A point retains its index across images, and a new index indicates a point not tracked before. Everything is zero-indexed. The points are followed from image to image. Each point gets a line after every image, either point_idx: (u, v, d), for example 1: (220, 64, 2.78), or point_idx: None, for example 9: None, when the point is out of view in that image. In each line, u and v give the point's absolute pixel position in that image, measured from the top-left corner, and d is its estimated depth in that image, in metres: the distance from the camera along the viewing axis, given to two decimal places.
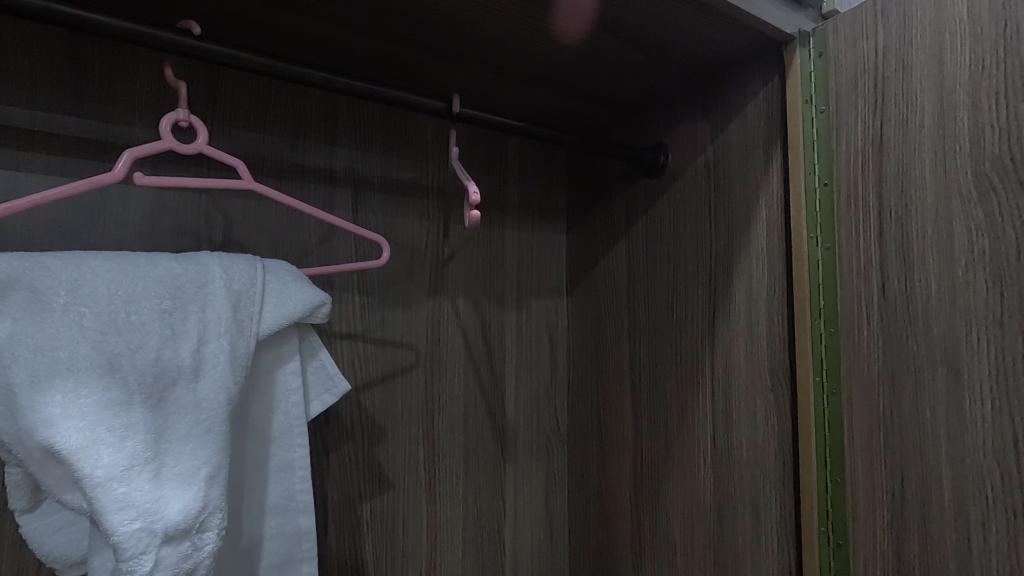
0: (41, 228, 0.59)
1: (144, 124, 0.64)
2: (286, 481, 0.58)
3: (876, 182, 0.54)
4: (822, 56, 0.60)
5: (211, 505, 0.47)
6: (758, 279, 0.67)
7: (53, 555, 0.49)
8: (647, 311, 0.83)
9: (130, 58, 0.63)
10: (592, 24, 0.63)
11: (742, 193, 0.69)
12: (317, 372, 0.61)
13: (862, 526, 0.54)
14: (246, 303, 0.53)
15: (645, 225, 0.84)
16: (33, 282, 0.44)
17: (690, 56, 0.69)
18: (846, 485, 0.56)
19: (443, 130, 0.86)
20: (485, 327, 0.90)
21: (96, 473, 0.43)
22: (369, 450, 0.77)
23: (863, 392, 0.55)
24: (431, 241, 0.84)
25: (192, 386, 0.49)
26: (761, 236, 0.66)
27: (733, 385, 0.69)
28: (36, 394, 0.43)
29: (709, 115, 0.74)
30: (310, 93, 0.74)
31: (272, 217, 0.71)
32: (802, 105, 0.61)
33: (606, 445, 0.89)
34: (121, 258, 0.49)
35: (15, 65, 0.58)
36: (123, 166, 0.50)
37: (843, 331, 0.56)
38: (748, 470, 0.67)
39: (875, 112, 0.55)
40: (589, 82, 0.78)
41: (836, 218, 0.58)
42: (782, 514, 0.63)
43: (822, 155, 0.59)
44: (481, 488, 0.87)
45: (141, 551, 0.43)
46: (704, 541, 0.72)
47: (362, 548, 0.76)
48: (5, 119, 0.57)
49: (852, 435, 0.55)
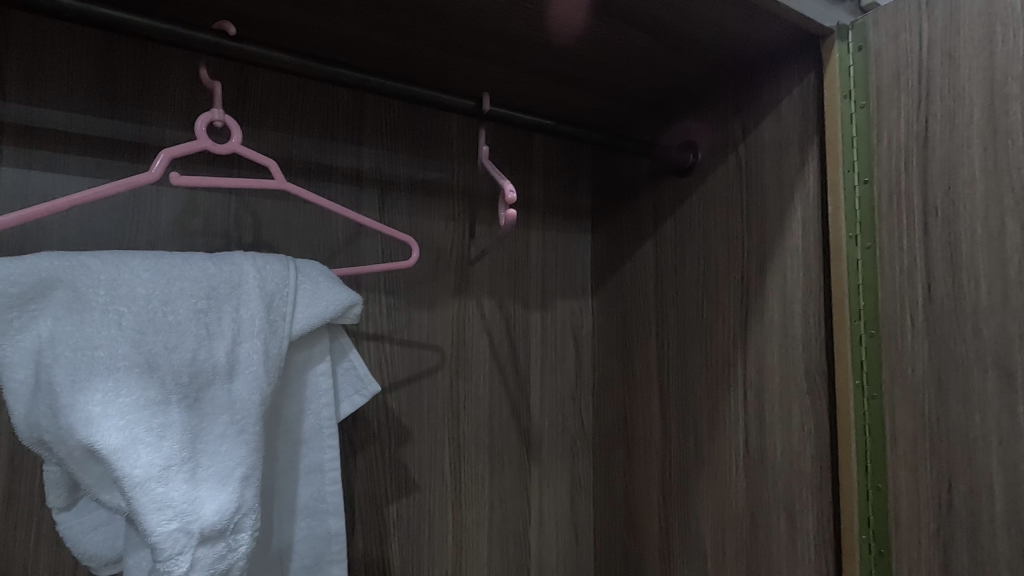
0: (77, 229, 0.59)
1: (176, 126, 0.64)
2: (316, 482, 0.58)
3: (920, 179, 0.53)
4: (861, 49, 0.58)
5: (245, 506, 0.47)
6: (792, 280, 0.65)
7: (89, 554, 0.49)
8: (676, 311, 0.82)
9: (163, 60, 0.64)
10: (623, 22, 0.62)
11: (776, 191, 0.67)
12: (347, 373, 0.61)
13: (906, 536, 0.52)
14: (279, 303, 0.53)
15: (673, 226, 0.83)
16: (73, 282, 0.45)
17: (723, 52, 0.68)
18: (888, 492, 0.54)
19: (468, 129, 0.85)
20: (510, 328, 0.89)
21: (135, 473, 0.43)
22: (395, 451, 0.77)
23: (906, 397, 0.53)
24: (456, 241, 0.84)
25: (226, 386, 0.49)
26: (796, 236, 0.64)
27: (767, 389, 0.68)
28: (76, 392, 0.43)
29: (742, 112, 0.72)
30: (338, 93, 0.74)
31: (301, 217, 0.71)
32: (841, 100, 0.59)
33: (633, 447, 0.88)
34: (157, 257, 0.49)
35: (52, 67, 0.59)
36: (159, 166, 0.51)
37: (884, 334, 0.55)
38: (783, 475, 0.65)
39: (919, 107, 0.53)
40: (618, 80, 0.77)
41: (876, 217, 0.56)
42: (819, 522, 0.61)
43: (861, 152, 0.57)
44: (506, 491, 0.87)
45: (178, 551, 0.43)
46: (736, 548, 0.71)
47: (388, 549, 0.76)
48: (43, 122, 0.58)
49: (895, 441, 0.53)
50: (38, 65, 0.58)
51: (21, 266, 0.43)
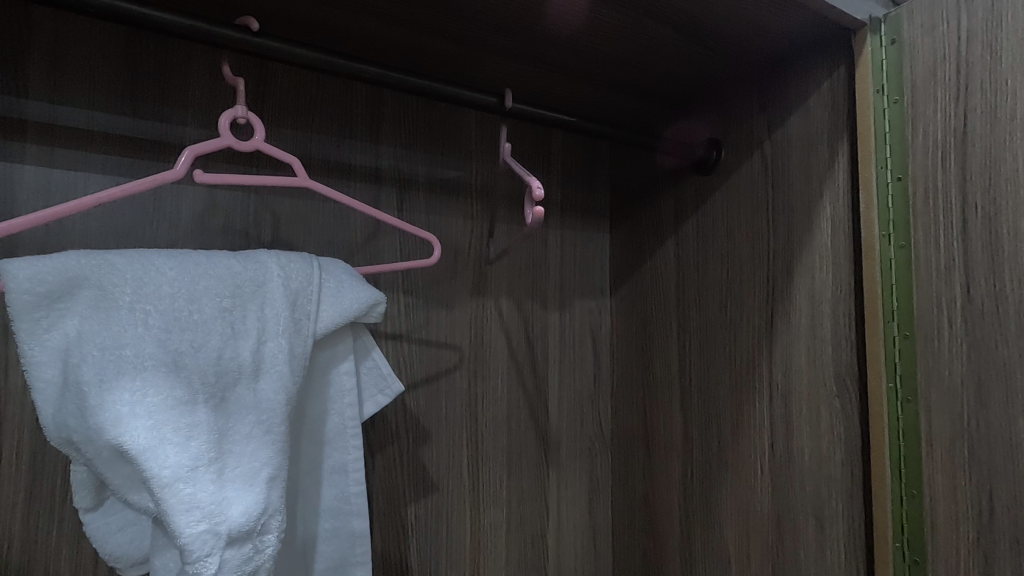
0: (100, 227, 0.59)
1: (197, 124, 0.64)
2: (340, 483, 0.57)
3: (958, 176, 0.51)
4: (895, 42, 0.57)
5: (272, 507, 0.47)
6: (821, 279, 0.63)
7: (115, 555, 0.49)
8: (698, 311, 0.80)
9: (184, 58, 0.63)
10: (648, 16, 0.61)
11: (803, 189, 0.66)
12: (370, 372, 0.61)
13: (944, 543, 0.51)
14: (304, 302, 0.53)
15: (695, 225, 0.81)
16: (100, 280, 0.44)
17: (749, 46, 0.67)
18: (924, 498, 0.52)
19: (487, 127, 0.85)
20: (528, 328, 0.88)
21: (164, 473, 0.42)
22: (413, 452, 0.76)
23: (943, 401, 0.51)
24: (475, 240, 0.83)
25: (252, 386, 0.49)
26: (825, 235, 0.63)
27: (794, 390, 0.66)
28: (104, 392, 0.43)
29: (768, 109, 0.71)
30: (358, 91, 0.74)
31: (321, 215, 0.71)
32: (873, 95, 0.58)
33: (653, 449, 0.87)
34: (182, 255, 0.49)
35: (74, 64, 0.58)
36: (184, 163, 0.50)
37: (920, 335, 0.53)
38: (811, 480, 0.64)
39: (957, 101, 0.51)
40: (640, 77, 0.76)
41: (911, 214, 0.54)
42: (850, 527, 0.59)
43: (894, 148, 0.56)
44: (524, 492, 0.86)
45: (207, 552, 0.43)
46: (761, 553, 0.70)
47: (407, 551, 0.75)
48: (65, 120, 0.58)
49: (931, 445, 0.52)
50: (60, 62, 0.58)
51: (49, 265, 0.43)
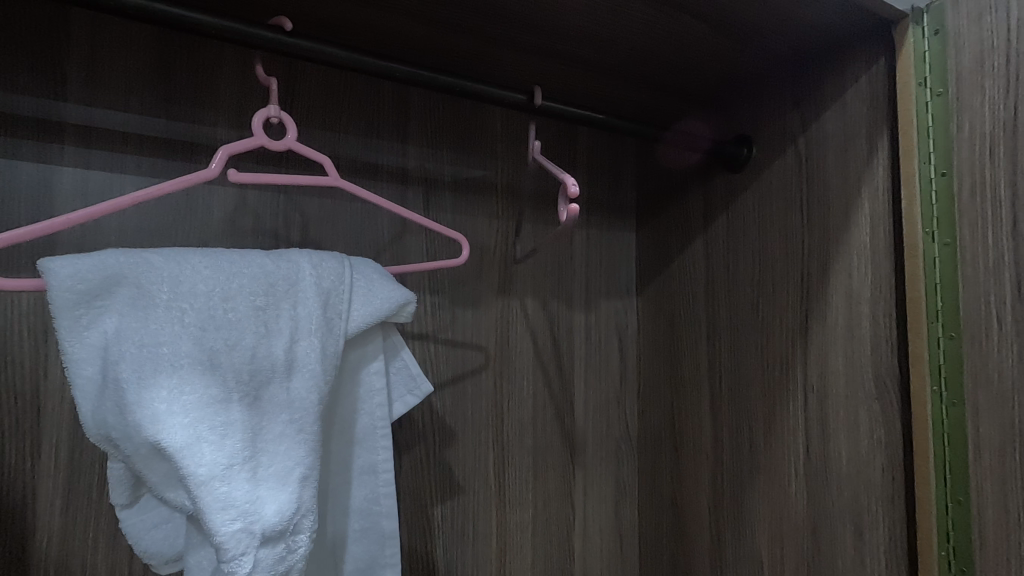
0: (134, 228, 0.60)
1: (229, 125, 0.65)
2: (370, 484, 0.57)
3: (1008, 169, 0.49)
4: (938, 33, 0.54)
5: (304, 507, 0.47)
6: (859, 279, 0.62)
7: (150, 551, 0.49)
8: (729, 311, 0.79)
9: (215, 59, 0.64)
10: (679, 10, 0.60)
11: (840, 186, 0.64)
12: (400, 372, 0.60)
13: (993, 553, 0.49)
14: (335, 301, 0.53)
15: (726, 222, 0.80)
16: (138, 279, 0.45)
17: (784, 40, 0.65)
18: (971, 506, 0.50)
19: (513, 126, 0.84)
20: (554, 329, 0.87)
21: (199, 471, 0.42)
22: (439, 452, 0.76)
23: (992, 405, 0.49)
24: (501, 240, 0.83)
25: (285, 384, 0.49)
26: (864, 234, 0.61)
27: (831, 393, 0.64)
28: (142, 389, 0.43)
29: (802, 104, 0.69)
30: (386, 91, 0.74)
31: (349, 215, 0.71)
32: (915, 88, 0.56)
33: (682, 451, 0.86)
34: (216, 254, 0.49)
35: (110, 67, 0.59)
36: (218, 162, 0.51)
37: (966, 336, 0.51)
38: (848, 485, 0.62)
39: (1007, 93, 0.49)
40: (670, 74, 0.75)
41: (956, 211, 0.52)
42: (891, 536, 0.57)
43: (938, 142, 0.54)
44: (550, 494, 0.85)
45: (241, 551, 0.43)
46: (795, 560, 0.68)
47: (434, 551, 0.75)
48: (102, 122, 0.59)
49: (978, 451, 0.50)
50: (97, 65, 0.59)
51: (90, 262, 0.44)
